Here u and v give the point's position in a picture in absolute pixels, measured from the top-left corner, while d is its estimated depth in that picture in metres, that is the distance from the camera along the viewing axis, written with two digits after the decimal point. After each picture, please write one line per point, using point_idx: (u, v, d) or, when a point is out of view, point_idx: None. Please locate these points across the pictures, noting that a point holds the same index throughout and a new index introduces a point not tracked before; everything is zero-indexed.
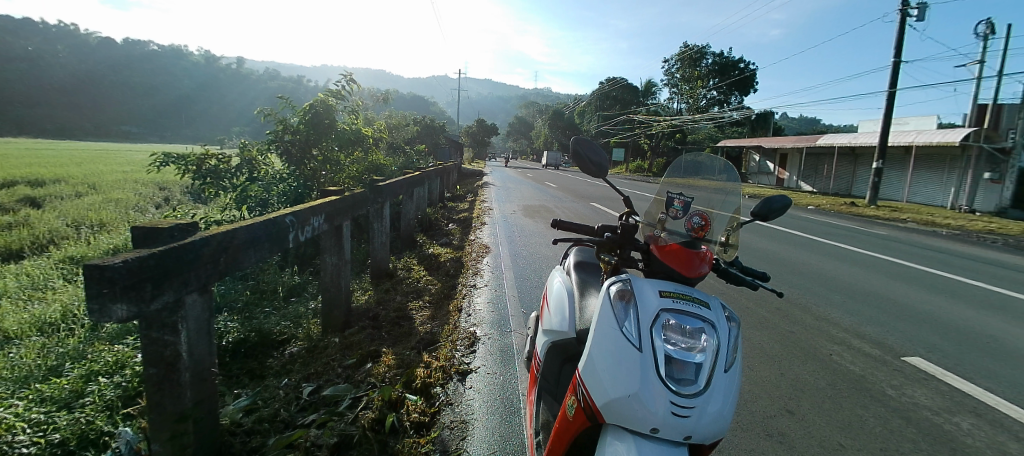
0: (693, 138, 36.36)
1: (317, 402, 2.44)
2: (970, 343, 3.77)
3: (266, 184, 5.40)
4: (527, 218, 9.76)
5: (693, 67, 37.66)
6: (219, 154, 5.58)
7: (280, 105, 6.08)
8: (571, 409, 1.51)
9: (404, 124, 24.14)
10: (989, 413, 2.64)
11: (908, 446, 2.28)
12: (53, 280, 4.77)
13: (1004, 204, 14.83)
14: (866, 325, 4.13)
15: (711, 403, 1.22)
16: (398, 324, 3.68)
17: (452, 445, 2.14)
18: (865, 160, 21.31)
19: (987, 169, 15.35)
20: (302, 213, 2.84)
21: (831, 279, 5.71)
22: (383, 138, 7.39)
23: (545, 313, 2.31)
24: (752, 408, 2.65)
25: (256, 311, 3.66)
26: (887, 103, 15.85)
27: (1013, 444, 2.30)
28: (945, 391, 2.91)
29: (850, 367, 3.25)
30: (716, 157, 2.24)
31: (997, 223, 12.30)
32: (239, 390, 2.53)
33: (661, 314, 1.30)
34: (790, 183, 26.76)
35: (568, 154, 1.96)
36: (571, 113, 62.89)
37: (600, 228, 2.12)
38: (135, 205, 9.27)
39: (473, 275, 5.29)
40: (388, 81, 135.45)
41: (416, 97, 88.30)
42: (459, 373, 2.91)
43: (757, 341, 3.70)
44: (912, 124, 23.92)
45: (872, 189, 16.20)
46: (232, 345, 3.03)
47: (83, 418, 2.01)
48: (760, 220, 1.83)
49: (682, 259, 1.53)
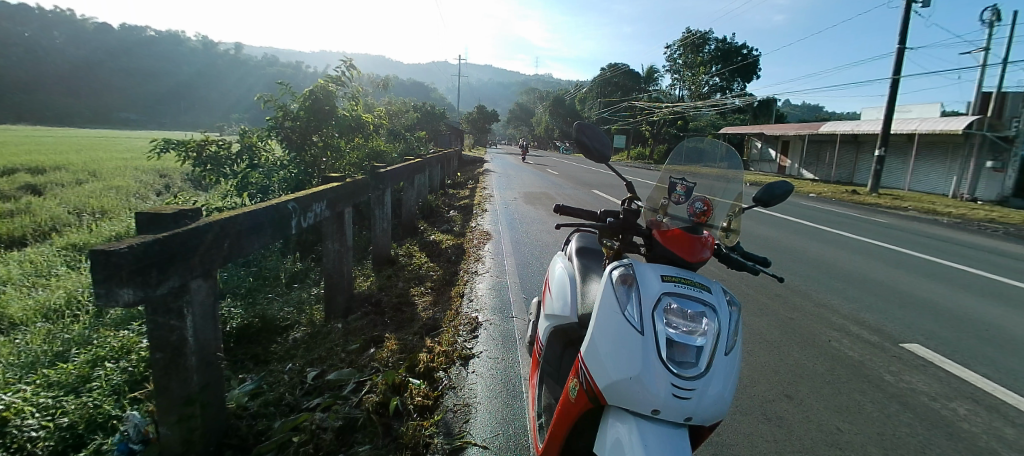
0: (694, 125, 36.19)
1: (321, 386, 2.47)
2: (967, 330, 3.81)
3: (267, 170, 5.38)
4: (527, 205, 9.78)
5: (694, 53, 37.15)
6: (219, 141, 5.48)
7: (279, 91, 6.02)
8: (573, 391, 1.53)
9: (403, 110, 23.81)
10: (987, 399, 2.67)
11: (905, 430, 2.31)
12: (57, 267, 4.79)
13: (1006, 192, 14.89)
14: (865, 311, 4.14)
15: (712, 386, 1.24)
16: (400, 310, 3.71)
17: (455, 428, 2.17)
18: (868, 148, 21.19)
19: (989, 158, 15.33)
20: (303, 200, 2.84)
21: (831, 267, 5.70)
22: (383, 123, 7.33)
23: (546, 298, 2.33)
24: (752, 393, 2.68)
25: (258, 297, 3.68)
26: (892, 89, 15.69)
27: (1010, 430, 2.34)
28: (942, 376, 2.95)
29: (849, 353, 3.28)
30: (718, 143, 2.21)
31: (998, 212, 12.30)
32: (244, 375, 2.55)
33: (663, 298, 1.31)
34: (791, 171, 26.71)
35: (570, 140, 1.95)
36: (571, 99, 62.17)
37: (602, 213, 2.12)
38: (136, 191, 9.27)
39: (474, 262, 5.29)
40: (387, 66, 133.65)
41: (415, 84, 87.67)
42: (462, 358, 2.93)
43: (757, 327, 3.72)
44: (914, 111, 23.78)
45: (873, 177, 16.11)
46: (236, 330, 3.06)
47: (91, 403, 2.04)
48: (762, 206, 1.83)
49: (684, 243, 1.54)
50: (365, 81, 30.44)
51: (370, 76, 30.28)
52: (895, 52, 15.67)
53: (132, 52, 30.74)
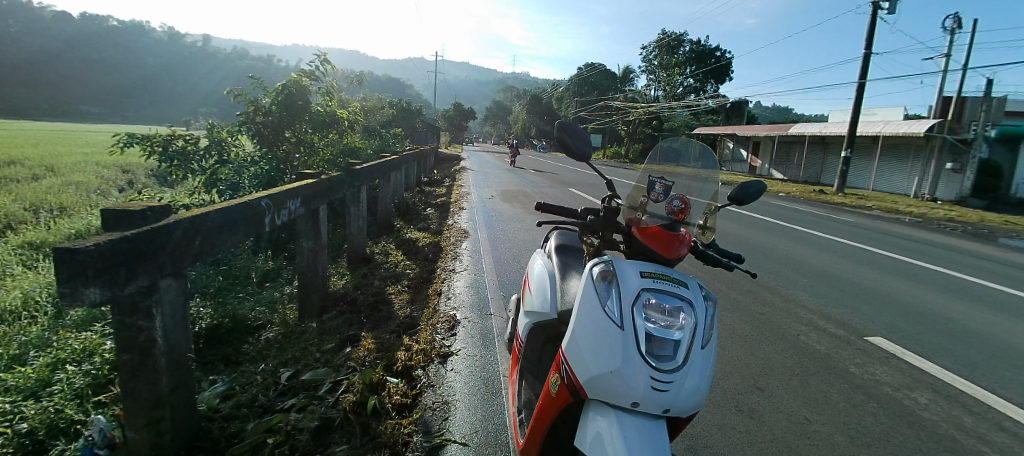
0: (669, 126, 36.82)
1: (296, 387, 2.42)
2: (927, 323, 4.00)
3: (237, 167, 5.24)
4: (505, 203, 9.79)
5: (669, 55, 37.88)
6: (186, 135, 5.30)
7: (251, 85, 5.88)
8: (554, 386, 1.54)
9: (378, 106, 23.52)
10: (946, 389, 2.81)
11: (870, 419, 2.42)
12: (12, 266, 4.56)
13: (964, 192, 15.70)
14: (832, 306, 4.31)
15: (689, 379, 1.27)
16: (376, 308, 3.67)
17: (434, 426, 2.16)
18: (835, 149, 21.97)
19: (949, 160, 16.06)
20: (278, 197, 2.78)
21: (800, 264, 5.88)
22: (359, 120, 7.21)
23: (526, 295, 2.33)
24: (725, 385, 2.75)
25: (229, 297, 3.57)
26: (858, 93, 16.29)
27: (967, 418, 2.47)
28: (904, 368, 3.09)
29: (817, 346, 3.40)
30: (693, 142, 2.25)
31: (957, 211, 12.89)
32: (214, 376, 2.48)
33: (642, 293, 1.33)
34: (762, 171, 27.52)
35: (552, 139, 1.96)
36: (548, 98, 62.43)
37: (583, 211, 2.14)
38: (98, 188, 8.87)
39: (451, 260, 5.27)
40: (364, 62, 131.44)
41: (391, 81, 86.57)
42: (440, 356, 2.92)
43: (729, 323, 3.81)
44: (879, 115, 24.78)
45: (839, 177, 16.64)
46: (206, 331, 2.95)
47: (52, 407, 1.96)
48: (736, 205, 1.88)
49: (663, 241, 1.56)
50: (341, 76, 29.94)
51: (346, 72, 29.79)
52: (862, 57, 16.29)
53: (92, 42, 29.32)
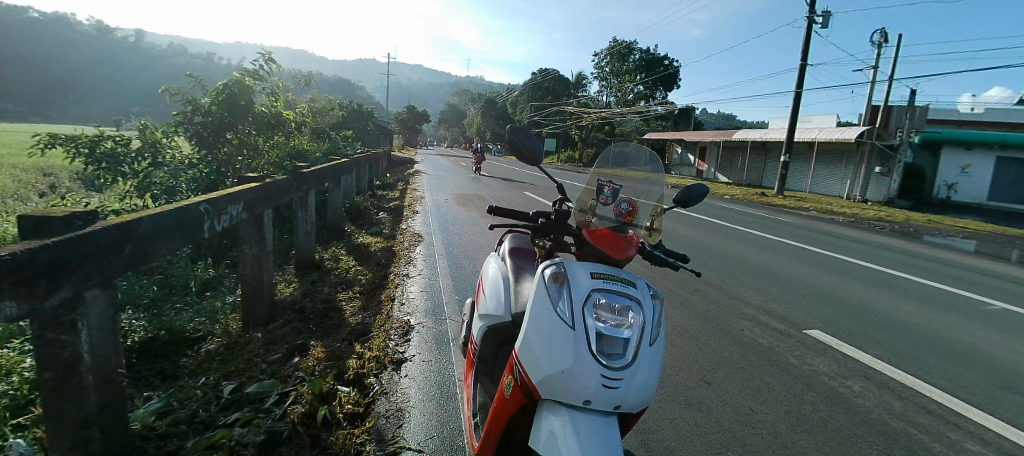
0: (621, 131, 37.91)
1: (240, 400, 2.31)
2: (858, 316, 4.33)
3: (173, 170, 4.87)
4: (460, 207, 9.76)
5: (620, 62, 39.10)
6: (115, 136, 4.90)
7: (188, 84, 5.62)
8: (507, 388, 1.56)
9: (326, 108, 22.80)
10: (877, 376, 3.06)
11: (809, 407, 2.59)
12: None
13: (891, 194, 17.21)
14: (773, 302, 4.58)
15: (638, 375, 1.32)
16: (327, 316, 3.56)
17: (388, 434, 2.13)
18: (775, 154, 23.37)
19: (878, 164, 17.46)
20: (218, 201, 2.65)
21: (744, 263, 6.20)
22: (306, 121, 7.01)
23: (479, 299, 2.34)
24: (675, 381, 2.86)
25: (165, 308, 3.35)
26: (796, 101, 17.40)
27: (897, 403, 2.70)
28: (839, 358, 3.33)
29: (760, 340, 3.61)
30: (642, 148, 2.33)
31: (883, 211, 14.03)
32: (149, 393, 2.33)
33: (592, 294, 1.38)
34: (709, 175, 28.84)
35: (503, 143, 1.98)
36: (504, 102, 62.73)
37: (535, 214, 2.18)
38: (13, 191, 8.10)
39: (405, 264, 5.19)
40: (315, 62, 127.07)
41: (342, 82, 84.05)
42: (394, 362, 2.87)
43: (678, 320, 3.97)
44: (815, 122, 26.60)
45: (779, 181, 17.67)
46: (139, 345, 2.75)
47: None
48: (681, 207, 1.97)
49: (613, 242, 1.62)
50: (286, 76, 28.70)
51: (293, 71, 28.60)
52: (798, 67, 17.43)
53: None
